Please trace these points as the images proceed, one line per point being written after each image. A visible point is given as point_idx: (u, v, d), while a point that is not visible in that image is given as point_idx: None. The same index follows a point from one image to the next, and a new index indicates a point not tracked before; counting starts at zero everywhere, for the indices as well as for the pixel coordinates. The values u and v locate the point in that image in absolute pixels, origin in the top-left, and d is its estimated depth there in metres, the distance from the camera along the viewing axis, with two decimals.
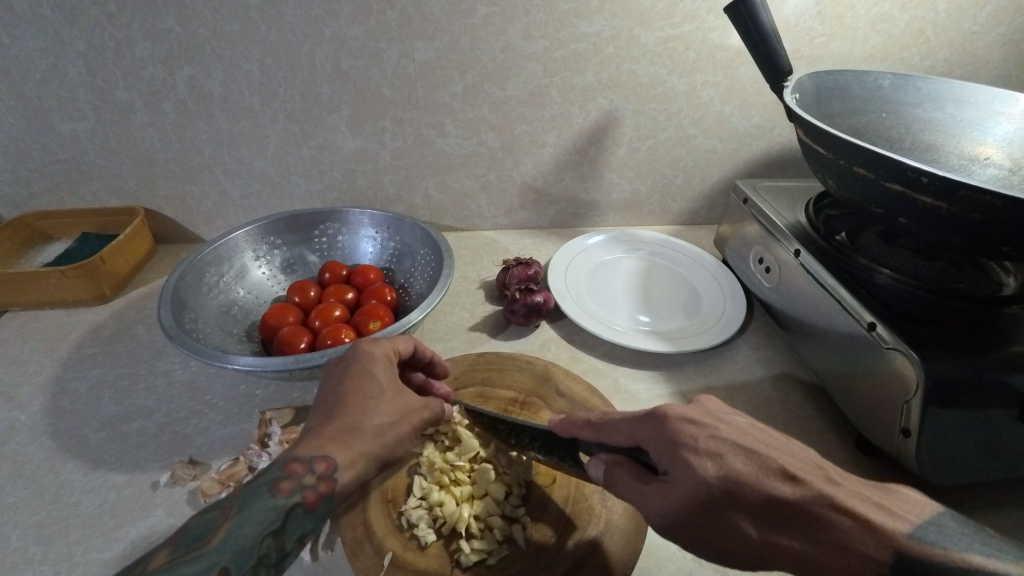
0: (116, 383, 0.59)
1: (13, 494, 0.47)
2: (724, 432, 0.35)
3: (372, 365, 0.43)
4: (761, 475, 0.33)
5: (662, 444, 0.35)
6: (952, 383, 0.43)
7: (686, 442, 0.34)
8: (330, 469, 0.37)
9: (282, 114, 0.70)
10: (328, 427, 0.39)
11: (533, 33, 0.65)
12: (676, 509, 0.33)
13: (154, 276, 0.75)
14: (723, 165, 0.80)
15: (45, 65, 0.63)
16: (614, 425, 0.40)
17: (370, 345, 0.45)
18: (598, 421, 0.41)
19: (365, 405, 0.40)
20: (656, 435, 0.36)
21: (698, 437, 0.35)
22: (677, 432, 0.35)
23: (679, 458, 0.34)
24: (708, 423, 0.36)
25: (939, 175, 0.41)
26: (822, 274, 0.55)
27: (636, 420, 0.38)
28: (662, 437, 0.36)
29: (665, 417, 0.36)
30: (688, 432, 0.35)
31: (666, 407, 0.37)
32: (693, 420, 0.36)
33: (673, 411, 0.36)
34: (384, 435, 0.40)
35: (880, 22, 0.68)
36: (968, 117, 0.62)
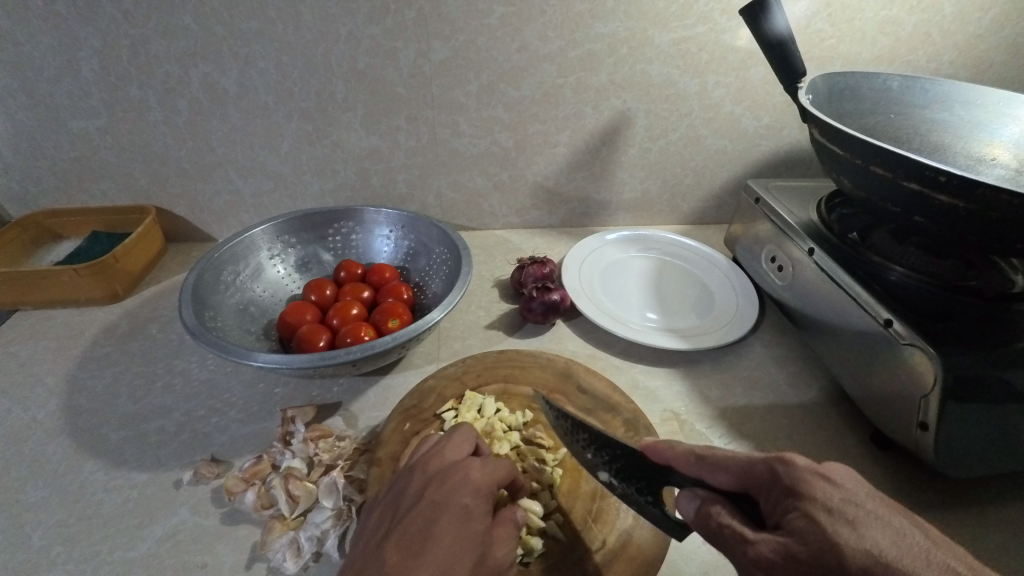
0: (133, 381, 0.58)
1: (33, 494, 0.47)
2: (866, 499, 0.30)
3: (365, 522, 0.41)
4: (918, 563, 0.26)
5: (782, 492, 0.31)
6: (968, 379, 0.44)
7: (817, 497, 0.30)
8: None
9: (296, 112, 0.70)
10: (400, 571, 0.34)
11: (549, 34, 0.66)
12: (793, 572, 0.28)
13: (166, 274, 0.75)
14: (732, 165, 0.81)
15: (58, 62, 0.63)
16: (721, 462, 0.35)
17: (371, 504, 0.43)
18: (703, 453, 0.36)
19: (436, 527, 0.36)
20: (771, 477, 0.32)
21: (831, 494, 0.30)
22: (800, 482, 0.31)
23: (801, 513, 0.29)
24: (846, 484, 0.30)
25: (957, 174, 0.42)
26: (837, 272, 0.56)
27: (746, 460, 0.34)
28: (781, 483, 0.31)
29: (790, 462, 0.32)
30: (818, 485, 0.30)
31: (793, 454, 0.32)
32: (824, 476, 0.31)
33: (799, 459, 0.32)
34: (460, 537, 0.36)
35: (888, 25, 0.69)
36: (977, 118, 0.63)
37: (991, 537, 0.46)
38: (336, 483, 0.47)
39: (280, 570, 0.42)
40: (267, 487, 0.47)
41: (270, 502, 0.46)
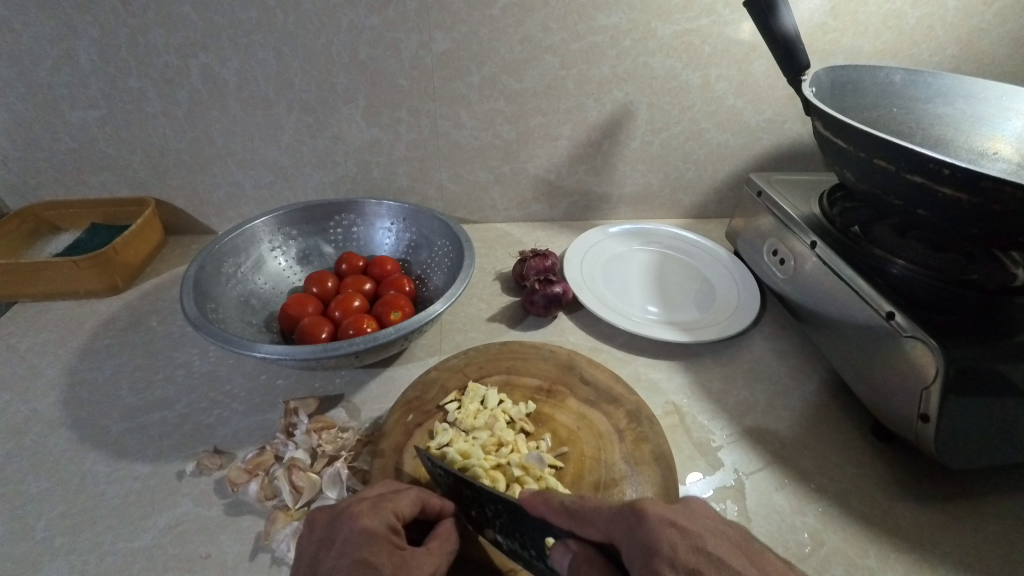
0: (134, 373, 0.58)
1: (35, 485, 0.47)
2: (712, 546, 0.30)
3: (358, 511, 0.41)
4: None
5: (636, 549, 0.31)
6: (969, 371, 0.44)
7: (663, 551, 0.30)
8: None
9: (296, 104, 0.69)
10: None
11: (552, 25, 0.65)
12: None
13: (165, 267, 0.75)
14: (734, 158, 0.80)
15: (56, 52, 0.62)
16: (591, 513, 0.35)
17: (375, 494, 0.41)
18: (573, 507, 0.36)
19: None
20: (630, 534, 0.32)
21: (676, 544, 0.30)
22: (652, 535, 0.31)
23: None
24: (693, 530, 0.31)
25: (961, 167, 0.42)
26: (839, 265, 0.56)
27: (611, 512, 0.34)
28: (637, 538, 0.31)
29: (642, 516, 0.32)
30: (666, 538, 0.30)
31: (642, 501, 0.32)
32: (672, 523, 0.31)
33: (651, 507, 0.32)
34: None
35: (891, 18, 0.69)
36: (979, 112, 0.63)
37: (990, 527, 0.47)
38: (340, 475, 0.47)
39: (284, 560, 0.42)
40: (270, 478, 0.47)
41: (275, 493, 0.46)
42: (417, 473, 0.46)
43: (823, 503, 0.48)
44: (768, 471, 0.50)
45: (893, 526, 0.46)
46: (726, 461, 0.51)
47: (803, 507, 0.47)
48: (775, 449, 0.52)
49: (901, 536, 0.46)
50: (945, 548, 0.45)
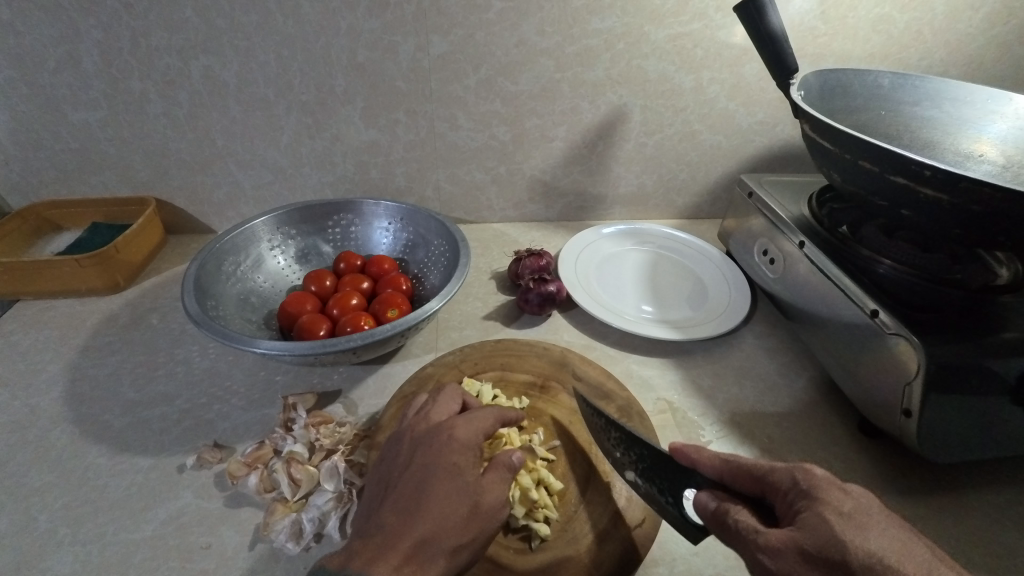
0: (135, 369, 0.59)
1: (39, 478, 0.48)
2: (865, 502, 0.33)
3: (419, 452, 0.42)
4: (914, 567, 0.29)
5: (798, 499, 0.33)
6: (951, 368, 0.45)
7: (830, 500, 0.32)
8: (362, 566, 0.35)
9: (296, 105, 0.70)
10: (380, 522, 0.38)
11: (547, 29, 0.67)
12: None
13: (166, 265, 0.76)
14: (727, 160, 0.82)
15: (60, 54, 0.63)
16: (739, 467, 0.37)
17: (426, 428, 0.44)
18: (728, 457, 0.38)
19: (414, 510, 0.38)
20: (791, 485, 0.34)
21: (843, 501, 0.32)
22: (818, 490, 0.33)
23: (814, 514, 0.31)
24: (854, 492, 0.33)
25: (942, 169, 0.43)
26: (826, 264, 0.57)
27: (765, 468, 0.36)
28: (800, 490, 0.33)
29: (811, 472, 0.34)
30: (833, 492, 0.33)
31: (813, 467, 0.34)
32: (838, 485, 0.33)
33: (819, 470, 0.34)
34: (422, 534, 0.36)
35: (880, 23, 0.70)
36: (964, 116, 0.65)
37: (971, 520, 0.48)
38: (337, 469, 0.48)
39: (283, 551, 0.43)
40: (269, 471, 0.48)
41: (274, 485, 0.47)
42: None
43: None
44: None
45: None
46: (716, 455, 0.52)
47: None
48: (763, 444, 0.54)
49: None
50: (927, 540, 0.46)
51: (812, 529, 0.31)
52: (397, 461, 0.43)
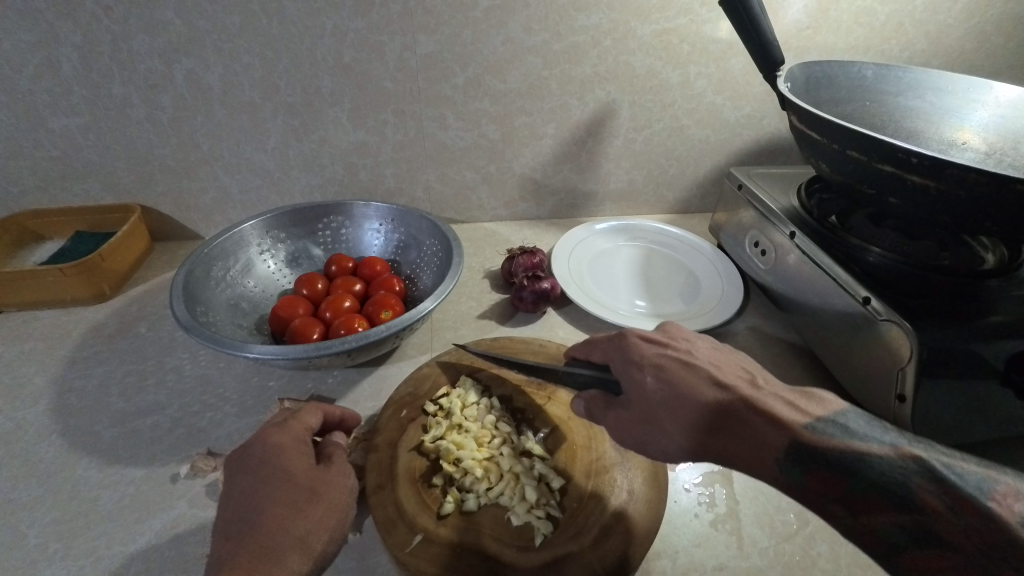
0: (125, 379, 0.58)
1: (27, 493, 0.47)
2: (670, 349, 0.42)
3: (283, 461, 0.40)
4: (693, 382, 0.38)
5: (621, 362, 0.43)
6: (943, 353, 0.46)
7: (634, 359, 0.42)
8: None
9: (282, 108, 0.70)
10: (258, 559, 0.35)
11: (534, 26, 0.67)
12: (629, 420, 0.40)
13: (153, 273, 0.74)
14: (715, 154, 0.82)
15: (38, 60, 0.62)
16: (591, 350, 0.46)
17: (276, 433, 0.42)
18: (583, 348, 0.48)
19: (291, 540, 0.37)
20: (616, 353, 0.43)
21: (647, 353, 0.42)
22: (633, 350, 0.42)
23: (633, 377, 0.41)
24: (663, 344, 0.42)
25: (928, 156, 0.44)
26: (817, 254, 0.58)
27: (604, 345, 0.45)
28: (620, 355, 0.43)
29: (624, 338, 0.44)
30: (639, 349, 0.42)
31: (625, 332, 0.44)
32: (646, 342, 0.43)
33: (630, 334, 0.44)
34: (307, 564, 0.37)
35: (862, 15, 0.71)
36: (946, 105, 0.66)
37: None
38: None
39: None
40: None
41: None
42: (409, 464, 0.46)
43: None
44: None
45: None
46: None
47: None
48: None
49: None
50: None
51: (626, 380, 0.42)
52: (248, 474, 0.39)
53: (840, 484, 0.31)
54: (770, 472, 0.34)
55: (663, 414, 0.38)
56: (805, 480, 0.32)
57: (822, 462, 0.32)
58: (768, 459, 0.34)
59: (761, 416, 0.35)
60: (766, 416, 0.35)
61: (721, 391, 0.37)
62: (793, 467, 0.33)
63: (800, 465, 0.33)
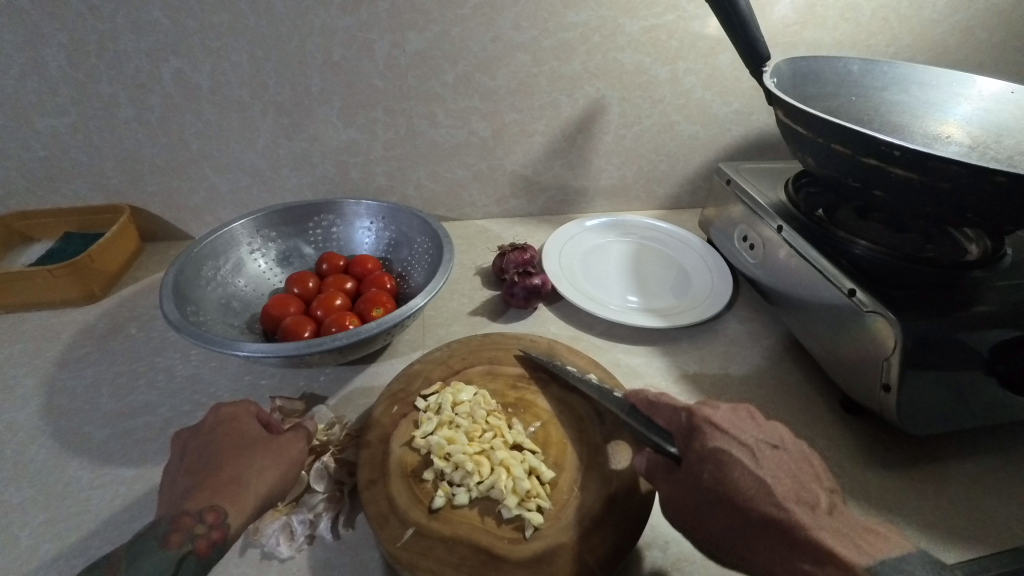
0: (116, 379, 0.58)
1: (18, 494, 0.47)
2: (741, 436, 0.39)
3: (234, 421, 0.45)
4: (760, 488, 0.36)
5: (687, 440, 0.40)
6: (926, 342, 0.46)
7: (699, 437, 0.39)
8: (220, 517, 0.38)
9: (272, 106, 0.70)
10: (210, 484, 0.40)
11: (522, 23, 0.67)
12: (683, 494, 0.39)
13: (143, 273, 0.74)
14: (705, 150, 0.83)
15: (23, 59, 0.62)
16: (662, 406, 0.44)
17: (227, 408, 0.47)
18: (653, 399, 0.46)
19: (250, 469, 0.42)
20: (685, 425, 0.41)
21: (716, 437, 0.39)
22: (699, 429, 0.40)
23: (690, 458, 0.39)
24: (729, 429, 0.39)
25: (909, 148, 0.44)
26: (804, 247, 0.58)
27: (677, 412, 0.43)
28: (689, 431, 0.40)
29: (693, 413, 0.41)
30: (711, 432, 0.39)
31: (697, 408, 0.41)
32: (718, 423, 0.40)
33: (701, 410, 0.41)
34: (268, 489, 0.41)
35: (848, 11, 0.72)
36: (931, 99, 0.67)
37: (952, 490, 0.49)
38: (327, 470, 0.47)
39: (274, 554, 0.42)
40: None
41: None
42: (401, 460, 0.46)
43: None
44: None
45: (860, 491, 0.49)
46: None
47: None
48: None
49: (870, 502, 0.48)
50: (911, 510, 0.47)
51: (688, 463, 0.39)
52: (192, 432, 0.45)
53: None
54: None
55: (723, 515, 0.37)
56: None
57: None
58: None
59: (813, 546, 0.34)
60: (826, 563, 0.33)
61: (788, 512, 0.35)
62: None
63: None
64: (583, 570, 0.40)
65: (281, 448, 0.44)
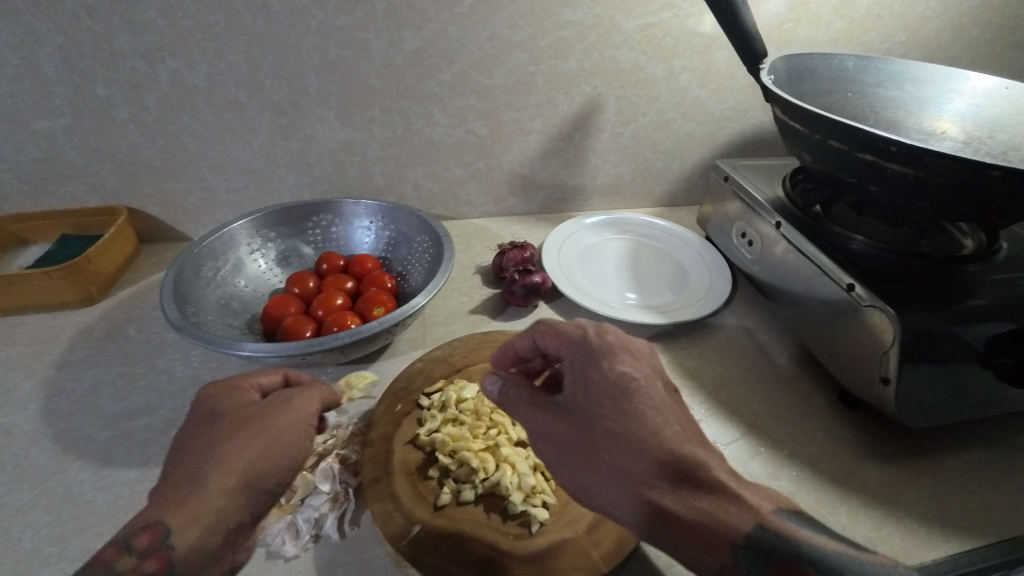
0: (115, 381, 0.58)
1: (19, 497, 0.47)
2: (592, 382, 0.39)
3: (199, 411, 0.44)
4: (583, 425, 0.38)
5: (579, 368, 0.40)
6: (923, 336, 0.47)
7: (599, 373, 0.40)
8: (159, 532, 0.36)
9: (268, 106, 0.69)
10: (170, 493, 0.39)
11: (519, 22, 0.67)
12: (561, 427, 0.39)
13: (140, 275, 0.74)
14: (701, 147, 0.83)
15: (18, 61, 0.61)
16: (563, 334, 0.42)
17: (210, 392, 0.46)
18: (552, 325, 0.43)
19: (207, 471, 0.40)
20: (582, 349, 0.41)
21: (591, 377, 0.40)
22: (579, 363, 0.41)
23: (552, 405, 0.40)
24: (592, 373, 0.40)
25: (905, 144, 0.45)
26: (802, 243, 0.59)
27: (562, 337, 0.42)
28: (587, 359, 0.40)
29: (600, 339, 0.42)
30: (595, 374, 0.40)
31: (604, 347, 0.41)
32: (599, 360, 0.40)
33: (568, 331, 0.42)
34: (227, 491, 0.39)
35: (842, 8, 0.72)
36: (925, 95, 0.67)
37: (949, 480, 0.50)
38: (333, 470, 0.47)
39: (280, 553, 0.42)
40: None
41: None
42: (404, 458, 0.47)
43: (797, 467, 0.51)
44: (745, 440, 0.53)
45: (859, 483, 0.49)
46: (707, 433, 0.53)
47: (779, 471, 0.50)
48: (750, 420, 0.55)
49: (869, 494, 0.48)
50: (909, 502, 0.48)
51: (578, 394, 0.40)
52: (183, 428, 0.44)
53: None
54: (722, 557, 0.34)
55: (620, 455, 0.37)
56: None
57: (791, 557, 0.32)
58: (722, 544, 0.33)
59: (699, 502, 0.35)
60: (716, 503, 0.35)
61: (697, 457, 0.37)
62: (753, 560, 0.32)
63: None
64: (589, 564, 0.40)
65: (249, 437, 0.42)
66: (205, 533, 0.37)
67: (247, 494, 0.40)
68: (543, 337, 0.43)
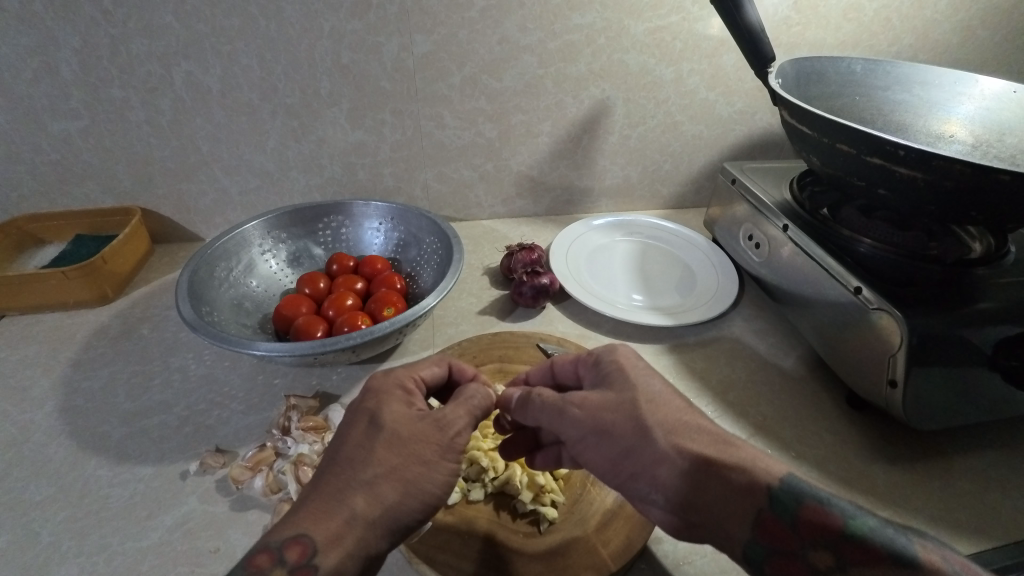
0: (130, 379, 0.59)
1: (39, 492, 0.47)
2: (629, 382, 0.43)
3: (401, 408, 0.40)
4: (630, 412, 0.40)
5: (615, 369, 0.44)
6: (930, 339, 0.47)
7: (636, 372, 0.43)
8: (306, 552, 0.32)
9: (280, 109, 0.70)
10: (318, 502, 0.35)
11: (529, 25, 0.68)
12: (608, 413, 0.40)
13: (154, 275, 0.75)
14: (709, 150, 0.84)
15: (37, 64, 0.63)
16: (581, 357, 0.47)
17: (384, 379, 0.43)
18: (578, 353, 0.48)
19: (359, 484, 0.36)
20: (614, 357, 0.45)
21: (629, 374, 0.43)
22: (611, 365, 0.44)
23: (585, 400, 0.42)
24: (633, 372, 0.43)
25: (915, 148, 0.45)
26: (810, 245, 0.59)
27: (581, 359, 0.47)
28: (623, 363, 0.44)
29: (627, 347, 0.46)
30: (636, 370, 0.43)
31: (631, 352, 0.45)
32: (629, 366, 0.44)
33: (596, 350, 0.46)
34: (376, 513, 0.35)
35: (850, 11, 0.73)
36: (933, 98, 0.67)
37: (956, 482, 0.50)
38: None
39: None
40: (274, 473, 0.48)
41: (281, 487, 0.47)
42: None
43: (805, 468, 0.51)
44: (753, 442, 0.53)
45: (867, 486, 0.50)
46: None
47: None
48: (758, 422, 0.55)
49: (876, 496, 0.49)
50: (916, 504, 0.48)
51: (616, 381, 0.43)
52: (349, 421, 0.40)
53: (841, 522, 0.33)
54: (755, 507, 0.35)
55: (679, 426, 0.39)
56: (783, 523, 0.34)
57: (819, 501, 0.34)
58: (757, 490, 0.35)
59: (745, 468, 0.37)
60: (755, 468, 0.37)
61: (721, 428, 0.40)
62: (786, 505, 0.34)
63: (768, 551, 0.34)
64: (599, 562, 0.41)
65: (400, 447, 0.38)
66: (347, 559, 0.33)
67: (389, 526, 0.35)
68: (561, 363, 0.48)
